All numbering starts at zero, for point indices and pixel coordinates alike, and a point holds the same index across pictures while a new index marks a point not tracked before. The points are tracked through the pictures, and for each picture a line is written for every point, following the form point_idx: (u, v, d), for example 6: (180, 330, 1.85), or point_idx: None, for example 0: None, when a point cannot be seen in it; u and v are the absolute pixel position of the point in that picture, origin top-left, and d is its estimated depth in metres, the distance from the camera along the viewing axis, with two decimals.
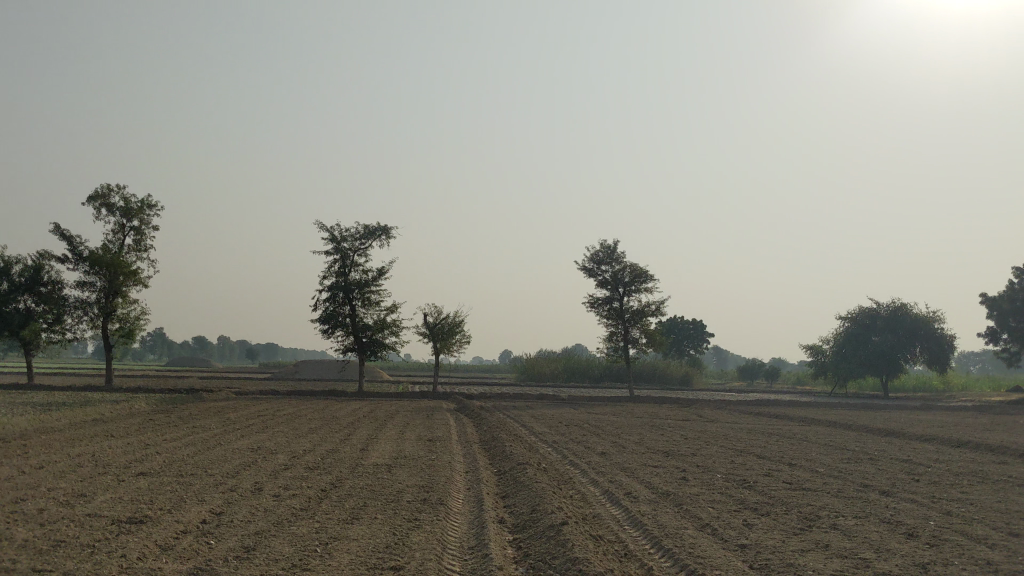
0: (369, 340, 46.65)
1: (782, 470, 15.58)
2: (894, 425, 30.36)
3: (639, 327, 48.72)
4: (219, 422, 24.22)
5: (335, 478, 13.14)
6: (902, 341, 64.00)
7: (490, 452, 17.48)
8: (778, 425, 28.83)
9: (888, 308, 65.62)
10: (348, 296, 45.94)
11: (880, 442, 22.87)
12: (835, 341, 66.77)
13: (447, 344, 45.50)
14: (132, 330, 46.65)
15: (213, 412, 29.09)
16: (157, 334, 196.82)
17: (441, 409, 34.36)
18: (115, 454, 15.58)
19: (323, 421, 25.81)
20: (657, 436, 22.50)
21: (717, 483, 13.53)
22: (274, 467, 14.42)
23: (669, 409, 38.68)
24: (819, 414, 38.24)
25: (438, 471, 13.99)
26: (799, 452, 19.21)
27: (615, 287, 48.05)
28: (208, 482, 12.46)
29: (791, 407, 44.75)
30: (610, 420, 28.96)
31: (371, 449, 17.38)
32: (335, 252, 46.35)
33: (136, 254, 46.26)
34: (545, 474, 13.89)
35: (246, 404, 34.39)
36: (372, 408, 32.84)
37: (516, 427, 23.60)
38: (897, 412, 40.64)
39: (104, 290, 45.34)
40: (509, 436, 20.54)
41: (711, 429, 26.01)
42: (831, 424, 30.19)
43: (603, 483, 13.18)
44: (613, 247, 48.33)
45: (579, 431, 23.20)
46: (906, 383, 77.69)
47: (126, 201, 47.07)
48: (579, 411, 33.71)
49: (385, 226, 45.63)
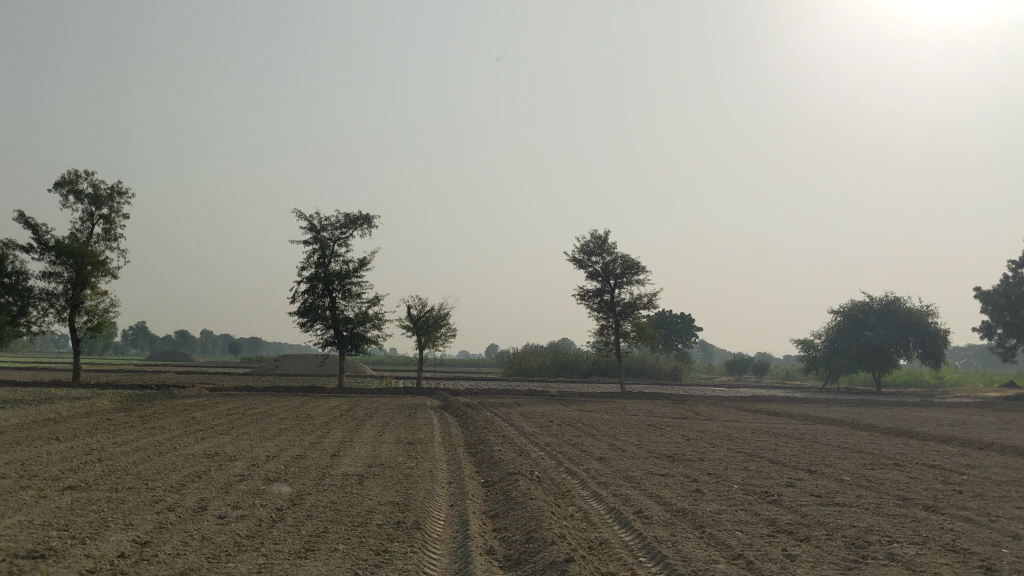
0: (350, 333, 44.78)
1: (804, 479, 13.82)
2: (902, 424, 28.70)
3: (630, 321, 47.01)
4: (181, 423, 22.32)
5: (297, 492, 11.30)
6: (895, 336, 62.45)
7: (476, 458, 15.70)
8: (781, 424, 27.17)
9: (881, 302, 64.11)
10: (328, 288, 44.05)
11: (894, 444, 21.20)
12: (828, 336, 65.17)
13: (431, 338, 43.67)
14: (102, 322, 44.66)
15: (180, 410, 27.25)
16: (139, 329, 194.41)
17: (424, 406, 32.67)
18: (48, 463, 13.70)
19: (296, 420, 24.01)
20: (657, 437, 20.74)
21: (740, 497, 11.75)
22: (227, 478, 12.56)
23: (661, 405, 37.10)
24: (817, 410, 36.53)
25: (417, 483, 12.18)
26: (818, 456, 17.45)
27: (605, 278, 46.34)
28: (143, 499, 10.59)
29: (786, 404, 43.14)
30: (604, 418, 27.27)
31: (343, 455, 15.53)
32: (314, 241, 44.46)
33: (105, 243, 44.27)
34: (540, 486, 12.10)
35: (218, 402, 32.56)
36: (349, 406, 30.97)
37: (504, 428, 21.77)
38: (897, 409, 39.07)
39: (71, 282, 43.36)
40: (495, 438, 18.74)
41: (712, 429, 24.23)
42: (836, 423, 28.58)
43: (607, 498, 11.40)
44: (604, 237, 46.60)
45: (571, 431, 21.50)
46: (898, 378, 76.34)
47: (95, 188, 45.05)
48: (569, 408, 31.96)
49: (366, 215, 43.82)
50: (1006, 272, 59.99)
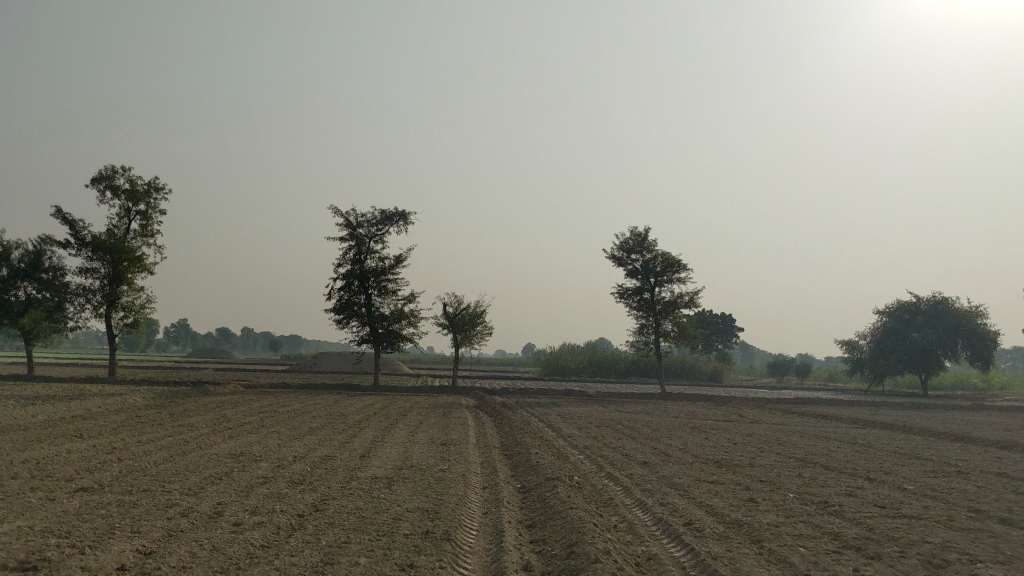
0: (386, 331, 44.21)
1: (864, 487, 12.88)
2: (957, 428, 27.48)
3: (671, 320, 45.99)
4: (210, 421, 21.71)
5: (321, 497, 10.57)
6: (943, 337, 60.73)
7: (512, 461, 14.92)
8: (829, 427, 26.12)
9: (928, 302, 62.34)
10: (363, 286, 43.51)
11: (953, 449, 20.11)
12: (873, 336, 63.65)
13: (467, 337, 42.98)
14: (138, 319, 44.44)
15: (212, 408, 26.72)
16: (180, 327, 195.89)
17: (459, 405, 31.90)
18: (64, 463, 13.10)
19: (328, 419, 23.38)
20: (701, 441, 19.84)
21: (797, 508, 10.86)
22: (249, 481, 11.87)
23: (703, 407, 36.18)
24: (866, 414, 35.28)
25: (449, 488, 11.42)
26: (874, 462, 16.46)
27: (646, 277, 45.36)
28: (156, 504, 9.91)
29: (832, 406, 41.91)
30: (645, 419, 26.40)
31: (374, 456, 14.82)
32: (350, 238, 43.96)
33: (142, 239, 44.07)
34: (581, 493, 11.28)
35: (251, 399, 32.09)
36: (384, 404, 30.27)
37: (542, 430, 20.98)
38: (948, 412, 37.70)
39: (108, 278, 43.20)
40: (532, 440, 17.92)
41: (758, 433, 23.24)
42: (886, 426, 27.45)
43: (653, 507, 10.57)
44: (644, 234, 45.61)
45: (613, 434, 20.61)
46: (945, 380, 74.49)
47: (132, 184, 44.89)
48: (608, 410, 31.10)
49: (403, 212, 43.22)
50: None
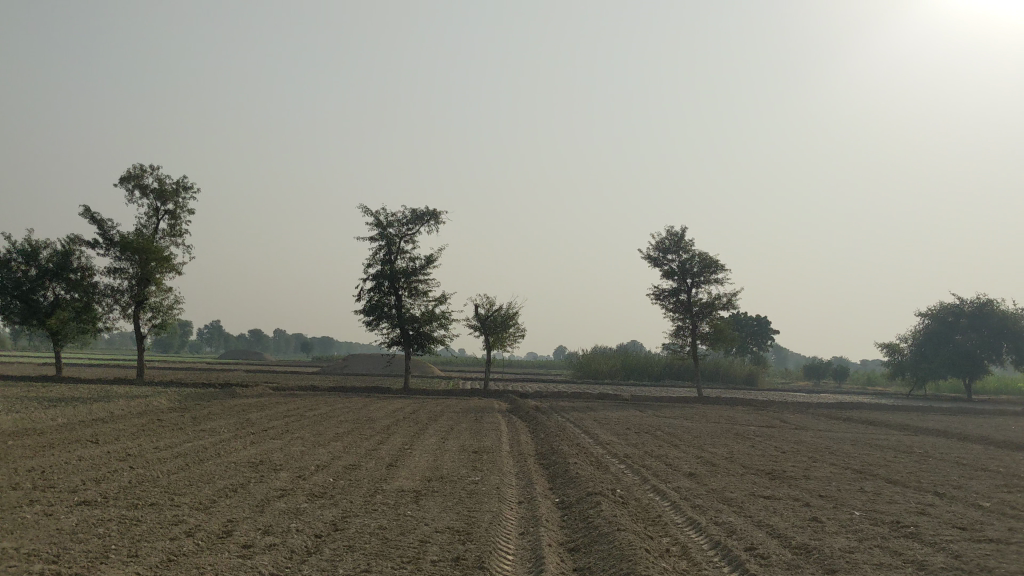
0: (416, 332, 43.40)
1: (935, 505, 11.80)
2: (1014, 436, 26.18)
3: (708, 321, 44.81)
4: (233, 425, 20.90)
5: (342, 513, 9.62)
6: (988, 340, 58.93)
7: (549, 472, 13.94)
8: (879, 434, 24.94)
9: (973, 304, 60.63)
10: (394, 286, 42.68)
11: (1017, 460, 18.93)
12: (914, 339, 61.98)
13: (500, 338, 42.05)
14: (166, 320, 43.91)
15: (236, 411, 25.90)
16: (214, 328, 196.57)
17: (490, 409, 31.02)
18: (71, 472, 12.25)
19: (356, 423, 22.52)
20: (748, 449, 18.77)
21: (868, 530, 9.77)
22: (266, 493, 10.97)
23: (744, 411, 35.03)
24: (915, 419, 33.98)
25: (482, 504, 10.46)
26: (939, 476, 15.30)
27: (682, 277, 44.20)
28: (159, 521, 9.02)
29: (876, 411, 40.63)
30: (685, 425, 25.34)
31: (402, 466, 13.88)
32: (380, 238, 43.18)
33: (170, 239, 43.52)
34: (626, 510, 10.28)
35: (279, 401, 31.37)
36: (414, 407, 29.39)
37: (579, 436, 20.00)
38: (999, 418, 36.32)
39: (136, 278, 42.68)
40: (569, 448, 16.95)
41: (806, 440, 22.14)
42: (939, 433, 26.22)
43: (709, 527, 9.53)
44: (681, 233, 44.44)
45: (653, 441, 19.60)
46: (988, 385, 72.56)
47: (160, 183, 44.36)
48: (646, 414, 30.04)
49: (434, 210, 42.39)
50: None
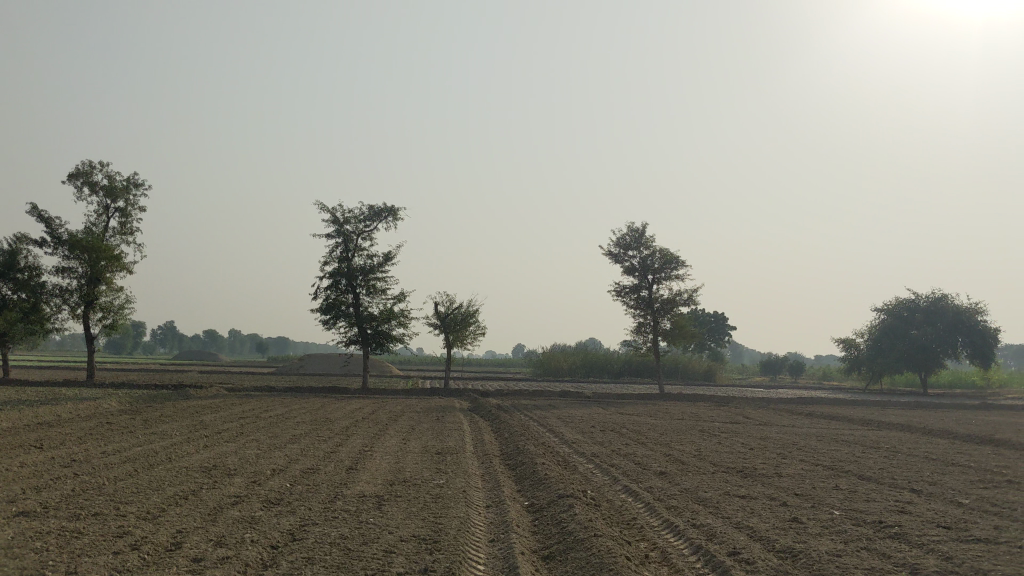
0: (374, 331, 42.72)
1: (914, 503, 11.51)
2: (976, 430, 26.21)
3: (669, 317, 44.65)
4: (187, 428, 20.18)
5: (300, 522, 9.06)
6: (943, 335, 59.48)
7: (516, 473, 13.45)
8: (843, 429, 24.80)
9: (928, 300, 61.20)
10: (351, 284, 41.95)
11: (985, 454, 18.82)
12: (871, 334, 62.41)
13: (460, 337, 41.50)
14: (117, 320, 42.79)
15: (190, 413, 25.09)
16: (168, 330, 193.82)
17: (451, 408, 30.47)
18: (10, 480, 11.54)
19: (314, 424, 21.89)
20: (715, 447, 18.45)
21: (851, 531, 9.39)
22: (219, 501, 10.35)
23: (706, 408, 34.87)
24: (875, 414, 34.04)
25: (449, 509, 9.94)
26: (912, 472, 15.06)
27: (643, 274, 43.96)
28: (103, 533, 8.38)
29: (836, 406, 40.70)
30: (649, 422, 25.03)
31: (362, 469, 13.31)
32: (337, 235, 42.43)
33: (121, 237, 42.42)
34: (600, 513, 9.82)
35: (234, 402, 30.59)
36: (373, 407, 28.76)
37: (544, 435, 19.55)
38: (957, 412, 36.53)
39: (86, 277, 41.51)
40: (535, 447, 16.47)
41: (772, 436, 21.90)
42: (901, 428, 26.16)
43: (688, 531, 9.09)
44: (641, 229, 44.19)
45: (619, 439, 19.20)
46: (942, 379, 73.38)
47: (110, 180, 43.25)
48: (608, 412, 29.72)
49: (392, 207, 41.72)
50: None
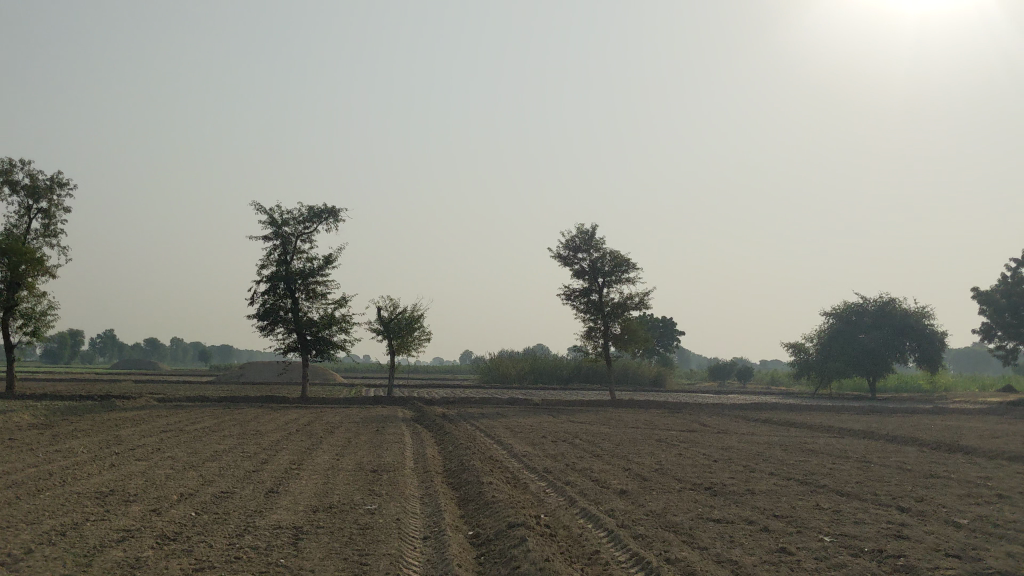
0: (314, 338, 40.86)
1: (910, 526, 10.24)
2: (939, 436, 25.23)
3: (620, 322, 43.42)
4: (97, 444, 18.30)
5: (194, 566, 7.43)
6: (891, 339, 59.06)
7: (461, 495, 11.94)
8: (804, 437, 23.65)
9: (875, 304, 60.78)
10: (290, 288, 40.05)
11: (958, 463, 17.74)
12: (819, 339, 61.85)
13: (405, 343, 39.82)
14: (40, 327, 40.35)
15: (108, 426, 23.15)
16: (107, 338, 188.95)
17: (395, 417, 28.84)
18: None
19: (242, 438, 20.09)
20: (677, 459, 17.11)
21: (851, 564, 8.01)
22: (102, 537, 8.66)
23: (658, 415, 33.61)
24: (832, 419, 33.04)
25: (380, 543, 8.38)
26: (892, 487, 13.82)
27: (593, 277, 42.70)
28: None
29: (790, 412, 39.72)
30: (602, 431, 23.63)
31: (285, 493, 11.67)
32: (275, 237, 40.56)
33: (44, 240, 40.05)
34: (556, 546, 8.32)
35: (161, 414, 28.61)
36: (311, 418, 26.97)
37: (493, 447, 18.07)
38: (911, 417, 35.71)
39: (5, 282, 38.98)
40: (482, 463, 14.98)
41: (733, 445, 20.66)
42: (863, 435, 25.08)
43: (663, 570, 7.61)
44: (591, 231, 42.89)
45: (573, 451, 17.79)
46: (889, 384, 73.23)
47: (32, 180, 40.86)
48: (559, 420, 28.31)
49: (333, 207, 39.98)
50: (1007, 270, 57.19)
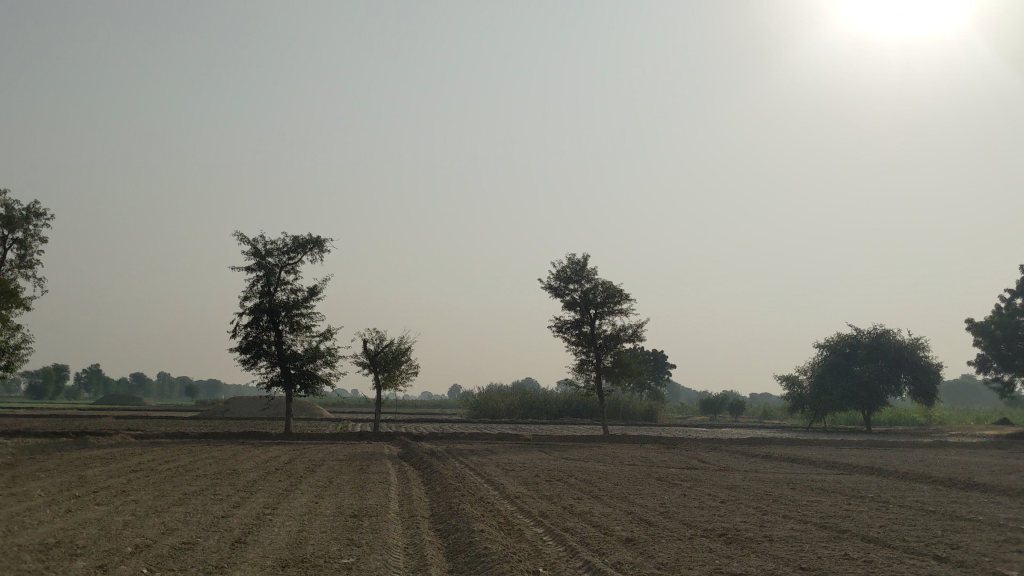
0: (298, 372, 39.57)
1: None
2: (949, 472, 24.13)
3: (612, 354, 42.31)
4: (58, 486, 17.00)
5: None
6: (886, 371, 57.92)
7: (450, 546, 10.72)
8: (810, 475, 22.49)
9: (870, 335, 59.71)
10: (273, 321, 38.81)
11: (980, 503, 16.63)
12: (812, 371, 60.80)
13: (391, 377, 38.61)
14: (14, 361, 39.01)
15: (77, 466, 21.84)
16: (92, 373, 186.82)
17: (380, 454, 27.59)
18: None
19: (216, 478, 18.85)
20: (682, 500, 15.96)
21: None
22: None
23: (653, 450, 32.42)
24: (833, 455, 31.88)
25: None
26: (918, 531, 12.69)
27: (584, 308, 41.62)
28: None
29: (788, 446, 38.54)
30: (598, 469, 22.46)
31: (252, 544, 10.44)
32: (258, 268, 39.37)
33: (19, 271, 38.80)
34: None
35: (135, 452, 27.29)
36: (292, 456, 25.71)
37: (485, 488, 16.85)
38: (912, 451, 34.62)
39: None
40: (473, 506, 13.81)
41: (737, 484, 19.51)
42: (868, 471, 23.97)
43: None
44: (582, 261, 41.88)
45: (569, 492, 16.61)
46: (883, 417, 72.08)
47: (8, 209, 39.63)
48: (552, 457, 27.10)
49: (319, 237, 38.93)
50: (1002, 300, 56.33)
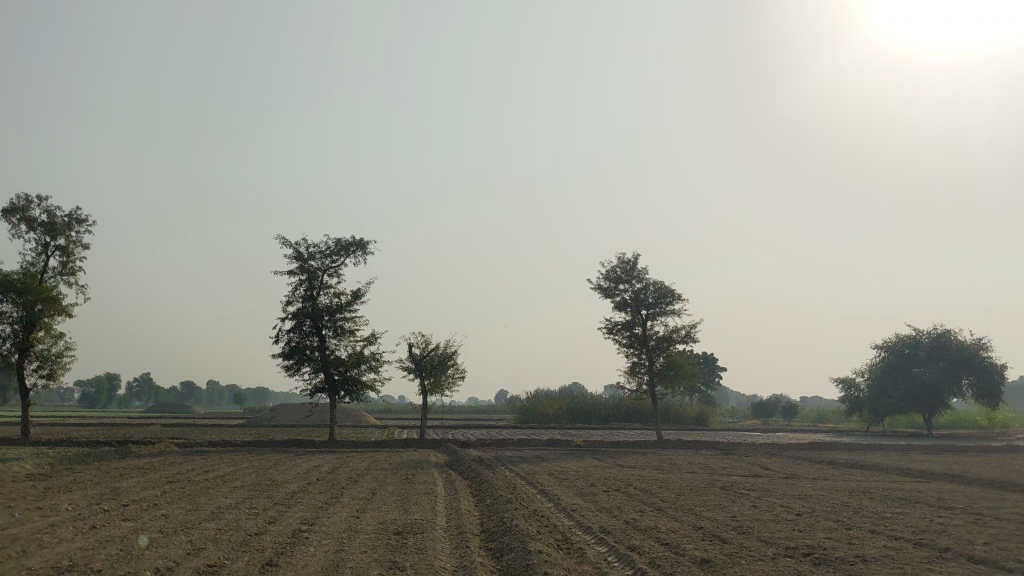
0: (342, 378, 38.65)
1: None
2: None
3: (664, 356, 40.90)
4: (86, 500, 16.07)
5: None
6: (947, 373, 55.67)
7: (504, 570, 9.51)
8: (883, 482, 21.02)
9: (930, 336, 57.46)
10: (316, 325, 37.97)
11: None
12: (870, 373, 58.70)
13: (438, 382, 37.57)
14: (57, 370, 38.53)
15: (111, 478, 20.95)
16: (143, 383, 188.51)
17: (426, 462, 26.49)
18: None
19: (253, 490, 17.86)
20: (754, 513, 14.62)
21: None
22: None
23: (709, 457, 31.04)
24: (901, 460, 30.28)
25: None
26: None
27: (635, 309, 40.28)
28: None
29: (850, 451, 36.94)
30: (655, 478, 21.17)
31: (283, 567, 9.33)
32: (300, 271, 38.57)
33: (61, 278, 38.35)
34: None
35: (175, 462, 26.45)
36: (334, 465, 24.73)
37: (539, 500, 15.64)
38: (983, 456, 32.87)
39: (20, 322, 37.08)
40: (528, 521, 12.59)
41: (809, 493, 18.14)
42: (945, 478, 22.42)
43: None
44: (632, 261, 40.55)
45: (629, 503, 15.37)
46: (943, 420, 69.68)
47: (50, 216, 39.25)
48: (605, 465, 25.85)
49: (362, 239, 38.07)
50: None
